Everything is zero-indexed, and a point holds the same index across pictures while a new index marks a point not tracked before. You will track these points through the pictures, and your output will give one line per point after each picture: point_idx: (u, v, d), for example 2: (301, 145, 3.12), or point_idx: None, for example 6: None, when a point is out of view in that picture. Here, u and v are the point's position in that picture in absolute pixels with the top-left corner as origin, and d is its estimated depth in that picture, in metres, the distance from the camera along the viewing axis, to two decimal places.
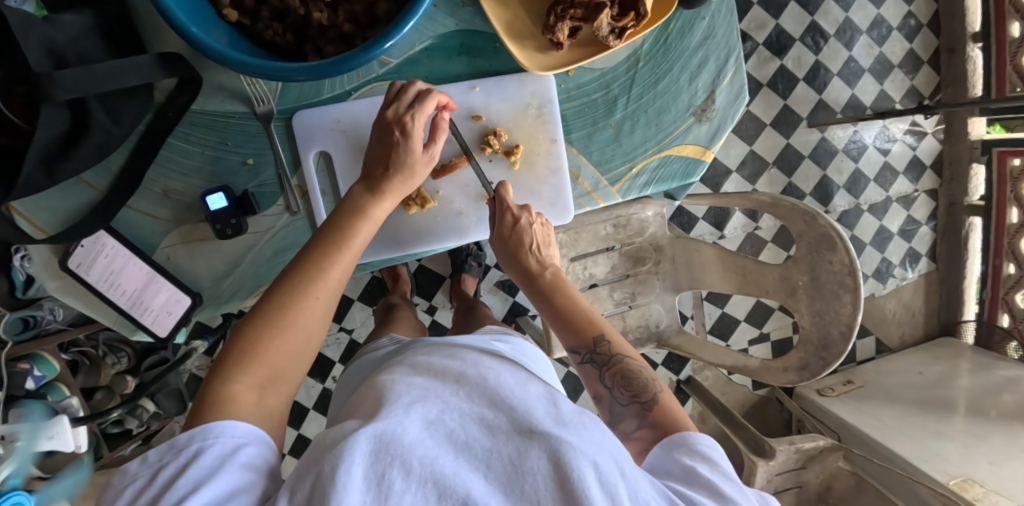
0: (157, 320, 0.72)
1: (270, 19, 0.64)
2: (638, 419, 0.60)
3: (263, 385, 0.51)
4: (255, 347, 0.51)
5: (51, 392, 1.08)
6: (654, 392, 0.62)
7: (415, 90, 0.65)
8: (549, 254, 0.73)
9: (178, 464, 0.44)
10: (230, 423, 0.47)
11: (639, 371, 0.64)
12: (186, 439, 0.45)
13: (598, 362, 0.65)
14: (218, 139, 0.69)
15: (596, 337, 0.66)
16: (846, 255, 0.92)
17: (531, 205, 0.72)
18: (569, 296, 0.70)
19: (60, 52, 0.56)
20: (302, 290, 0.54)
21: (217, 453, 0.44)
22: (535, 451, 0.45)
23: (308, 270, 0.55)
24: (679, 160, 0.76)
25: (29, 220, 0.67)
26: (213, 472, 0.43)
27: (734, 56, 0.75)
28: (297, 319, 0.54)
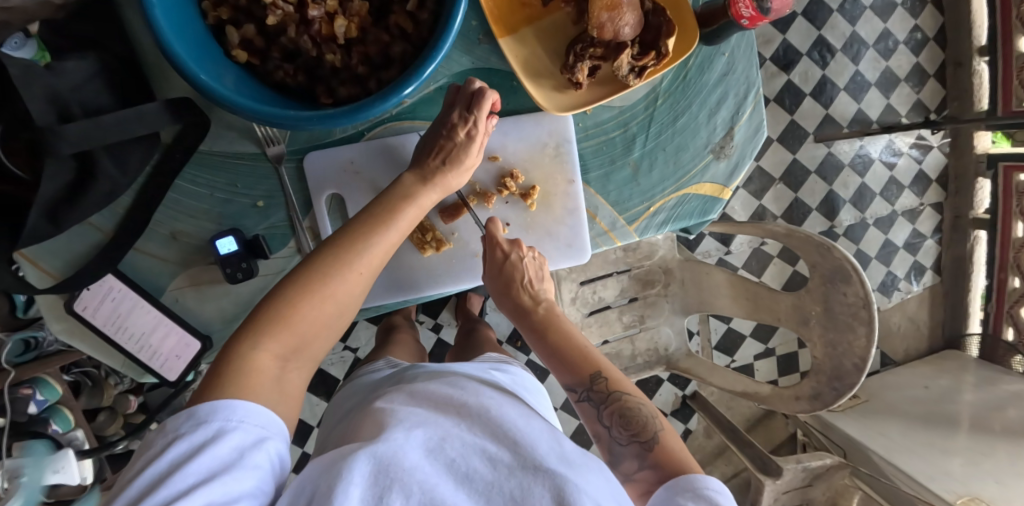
0: (166, 365, 0.69)
1: (281, 59, 0.61)
2: (638, 459, 0.58)
3: (287, 356, 0.52)
4: (287, 307, 0.52)
5: (54, 417, 1.05)
6: (654, 430, 0.60)
7: (470, 91, 0.65)
8: (541, 290, 0.73)
9: (193, 446, 0.43)
10: (252, 408, 0.46)
11: (638, 409, 0.63)
12: (208, 414, 0.45)
13: (596, 401, 0.64)
14: (227, 180, 0.67)
15: (593, 375, 0.65)
16: (861, 287, 0.91)
17: (520, 241, 0.72)
18: (565, 334, 0.69)
19: (64, 101, 0.54)
20: (337, 271, 0.55)
21: (238, 442, 0.44)
22: (539, 488, 0.45)
23: (343, 255, 0.56)
24: (697, 198, 0.74)
25: (35, 264, 0.65)
26: (229, 466, 0.43)
27: (753, 92, 0.73)
28: (331, 293, 0.54)
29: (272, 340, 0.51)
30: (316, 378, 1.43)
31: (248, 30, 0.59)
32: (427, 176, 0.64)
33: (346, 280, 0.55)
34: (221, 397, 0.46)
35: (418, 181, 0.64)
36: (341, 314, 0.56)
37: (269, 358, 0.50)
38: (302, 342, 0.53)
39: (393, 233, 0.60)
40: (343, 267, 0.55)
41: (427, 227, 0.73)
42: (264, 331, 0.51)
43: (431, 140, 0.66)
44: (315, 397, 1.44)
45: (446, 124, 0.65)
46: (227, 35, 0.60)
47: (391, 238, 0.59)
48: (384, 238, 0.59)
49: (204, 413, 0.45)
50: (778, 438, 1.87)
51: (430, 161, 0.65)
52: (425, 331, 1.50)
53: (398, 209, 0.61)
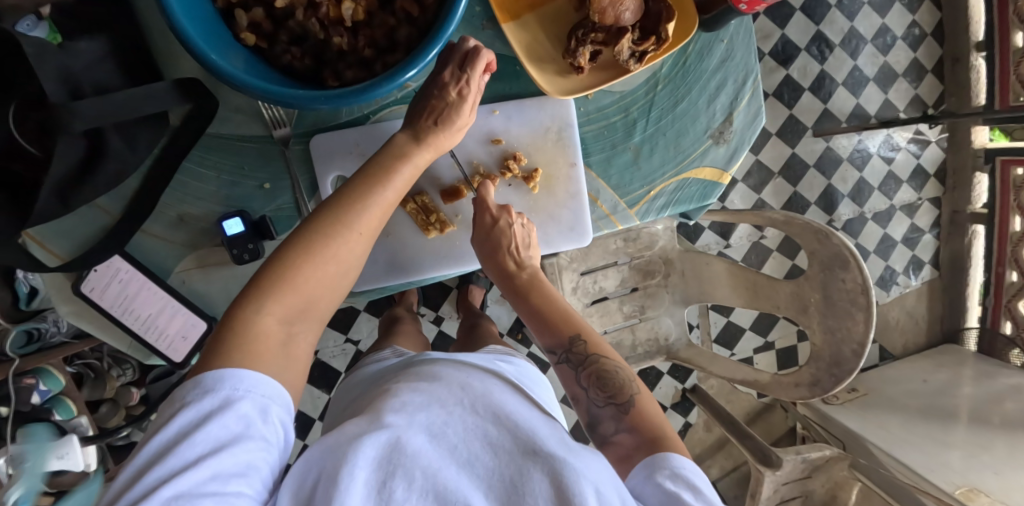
0: (173, 346, 0.70)
1: (289, 43, 0.62)
2: (615, 422, 0.60)
3: (291, 319, 0.51)
4: (288, 269, 0.52)
5: (57, 407, 1.06)
6: (631, 394, 0.61)
7: (463, 51, 0.64)
8: (529, 256, 0.73)
9: (202, 416, 0.44)
10: (259, 377, 0.47)
11: (615, 372, 0.63)
12: (216, 382, 0.46)
13: (574, 362, 0.65)
14: (233, 163, 0.68)
15: (572, 337, 0.66)
16: (859, 274, 0.92)
17: (509, 206, 0.72)
18: (547, 296, 0.71)
19: (75, 80, 0.55)
20: (337, 233, 0.54)
21: (243, 412, 0.45)
22: (537, 473, 0.45)
23: (341, 216, 0.55)
24: (697, 183, 0.76)
25: (42, 246, 0.66)
26: (236, 437, 0.44)
27: (752, 78, 0.74)
28: (332, 255, 0.53)
29: (275, 303, 0.50)
30: (318, 369, 1.44)
31: (256, 13, 0.61)
32: (420, 135, 0.63)
33: (345, 242, 0.54)
34: (231, 364, 0.47)
35: (411, 140, 0.62)
36: (343, 277, 0.55)
37: (274, 322, 0.50)
38: (306, 304, 0.52)
39: (389, 193, 0.58)
40: (344, 228, 0.54)
41: (430, 209, 0.74)
42: (266, 294, 0.50)
43: (428, 101, 0.65)
44: (317, 388, 1.45)
45: (438, 84, 0.65)
46: (236, 18, 0.61)
47: (388, 198, 0.58)
48: (382, 197, 0.58)
49: (211, 381, 0.46)
50: (778, 432, 1.88)
51: (424, 121, 0.64)
52: (426, 323, 1.51)
53: (393, 168, 0.60)
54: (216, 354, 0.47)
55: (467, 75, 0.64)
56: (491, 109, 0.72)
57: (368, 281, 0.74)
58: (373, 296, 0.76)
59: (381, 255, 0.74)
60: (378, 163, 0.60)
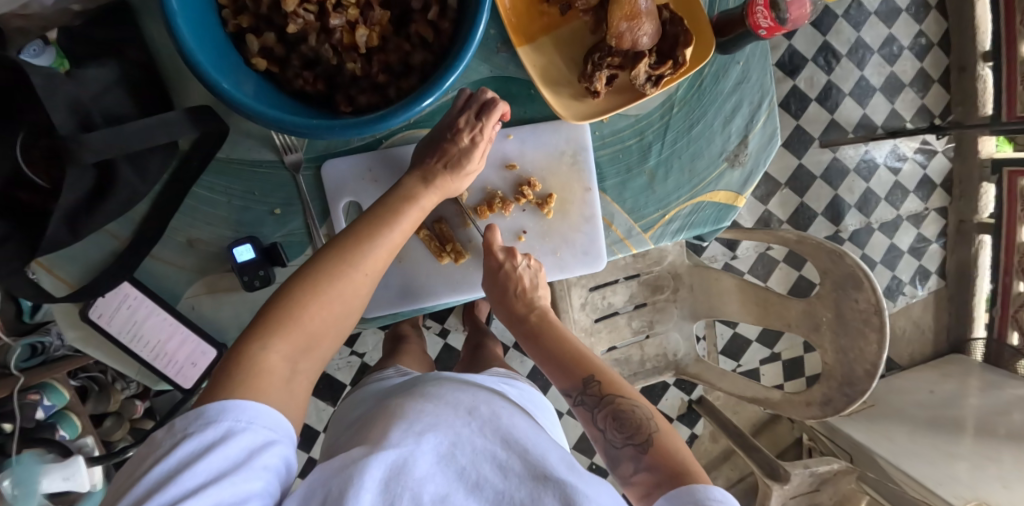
0: (181, 373, 0.69)
1: (300, 68, 0.61)
2: (634, 462, 0.59)
3: (297, 357, 0.51)
4: (294, 307, 0.52)
5: (62, 422, 1.05)
6: (649, 433, 0.60)
7: (481, 101, 0.66)
8: (538, 297, 0.73)
9: (202, 445, 0.43)
10: (258, 408, 0.46)
11: (633, 410, 0.62)
12: (217, 413, 0.44)
13: (590, 404, 0.64)
14: (244, 188, 0.67)
15: (586, 378, 0.65)
16: (872, 294, 0.91)
17: (514, 249, 0.71)
18: (558, 337, 0.70)
19: (85, 108, 0.54)
20: (342, 273, 0.55)
21: (246, 445, 0.44)
22: (548, 499, 0.45)
23: (348, 252, 0.56)
24: (712, 206, 0.74)
25: (51, 272, 0.65)
26: (236, 467, 0.42)
27: (768, 101, 0.73)
28: (336, 296, 0.54)
29: (280, 339, 0.51)
30: (323, 384, 1.43)
31: (268, 38, 0.60)
32: (429, 177, 0.65)
33: (352, 282, 0.56)
34: (235, 395, 0.46)
35: (420, 182, 0.64)
36: (348, 316, 0.56)
37: (278, 361, 0.50)
38: (311, 342, 0.52)
39: (396, 234, 0.60)
40: (351, 268, 0.55)
41: (446, 237, 0.73)
42: (271, 331, 0.51)
43: (439, 143, 0.66)
44: (323, 401, 1.44)
45: (452, 128, 0.66)
46: (247, 43, 0.60)
47: (393, 240, 0.60)
48: (387, 239, 0.59)
49: (213, 411, 0.44)
50: (784, 443, 1.87)
51: (432, 162, 0.66)
52: (432, 336, 1.50)
53: (399, 210, 0.62)
54: (220, 383, 0.47)
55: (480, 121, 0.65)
56: (506, 134, 0.71)
57: (379, 307, 0.73)
58: (383, 323, 0.74)
59: (391, 279, 0.73)
60: (391, 202, 0.62)
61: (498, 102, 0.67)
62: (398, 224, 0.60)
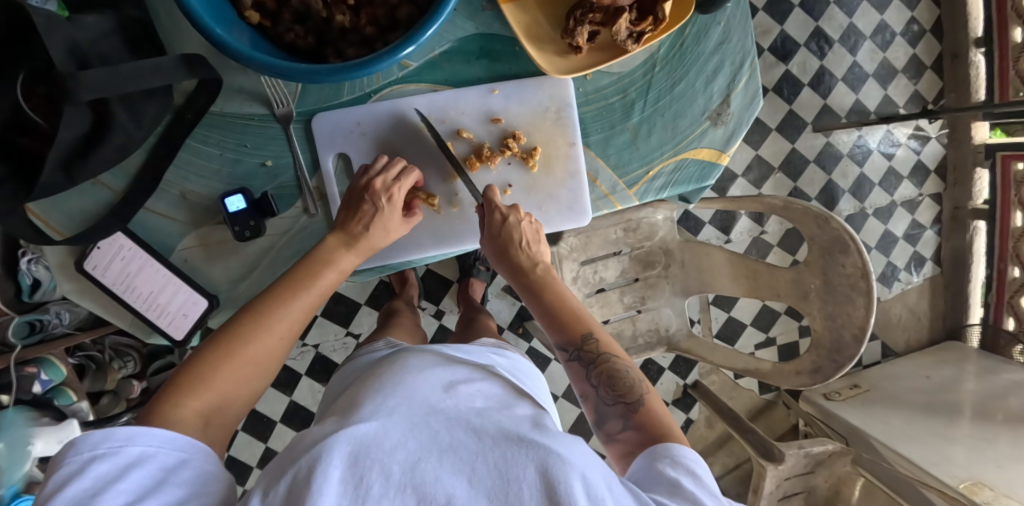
0: (174, 323, 0.71)
1: (292, 21, 0.64)
2: (623, 419, 0.60)
3: (210, 412, 0.52)
4: (208, 370, 0.54)
5: (57, 397, 1.06)
6: (640, 393, 0.61)
7: (396, 166, 0.70)
8: (540, 252, 0.72)
9: (116, 466, 0.44)
10: (173, 435, 0.48)
11: (625, 371, 0.64)
12: (126, 439, 0.45)
13: (585, 361, 0.65)
14: (237, 141, 0.69)
15: (583, 335, 0.66)
16: (859, 258, 0.93)
17: (519, 205, 0.72)
18: (558, 294, 0.69)
19: (83, 53, 0.56)
20: (255, 337, 0.56)
21: (159, 465, 0.45)
22: (524, 460, 0.45)
23: (256, 316, 0.57)
24: (695, 164, 0.76)
25: (44, 222, 0.67)
26: (155, 483, 0.44)
27: (749, 60, 0.75)
28: (249, 359, 0.55)
29: (191, 402, 0.51)
30: (319, 363, 1.44)
31: None
32: (350, 240, 0.66)
33: (263, 346, 0.57)
34: None
35: (341, 244, 0.65)
36: (259, 375, 0.57)
37: (193, 414, 0.51)
38: (224, 400, 0.54)
39: (313, 300, 0.61)
40: (262, 333, 0.57)
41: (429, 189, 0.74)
42: (183, 389, 0.52)
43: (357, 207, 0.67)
44: (318, 381, 1.45)
45: (369, 191, 0.68)
46: None
47: (308, 308, 0.61)
48: (304, 306, 0.60)
49: (120, 437, 0.45)
50: (781, 429, 1.87)
51: (354, 226, 0.67)
52: (427, 317, 1.52)
53: (317, 273, 0.62)
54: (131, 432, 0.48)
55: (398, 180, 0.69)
56: (490, 89, 0.72)
57: (368, 259, 0.75)
58: (372, 275, 0.77)
59: None
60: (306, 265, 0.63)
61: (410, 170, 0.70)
62: (315, 289, 0.61)
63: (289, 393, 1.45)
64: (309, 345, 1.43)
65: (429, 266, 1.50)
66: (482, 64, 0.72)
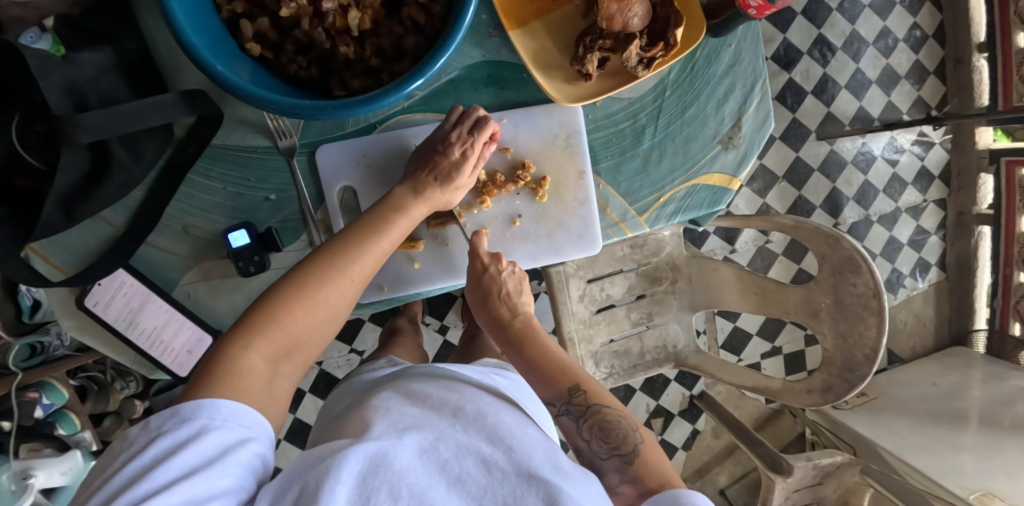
0: (177, 361, 0.70)
1: (294, 52, 0.62)
2: (619, 473, 0.56)
3: (278, 359, 0.51)
4: (281, 310, 0.52)
5: (61, 422, 1.05)
6: (634, 444, 0.58)
7: (474, 118, 0.67)
8: (523, 303, 0.74)
9: (174, 440, 0.42)
10: (244, 408, 0.46)
11: (617, 422, 0.60)
12: (192, 412, 0.44)
13: (574, 414, 0.62)
14: (240, 175, 0.67)
15: (571, 388, 0.63)
16: (871, 277, 0.92)
17: (500, 254, 0.72)
18: (539, 347, 0.69)
19: (81, 91, 0.54)
20: (330, 278, 0.55)
21: (221, 441, 0.43)
22: (532, 498, 0.43)
23: (334, 261, 0.56)
24: (707, 189, 0.75)
25: (45, 260, 0.65)
26: (211, 462, 0.41)
27: (760, 83, 0.73)
28: (322, 300, 0.54)
29: (264, 343, 0.50)
30: (323, 382, 1.42)
31: (262, 23, 0.60)
32: (419, 188, 0.66)
33: (339, 287, 0.56)
34: (217, 396, 0.45)
35: (410, 194, 0.65)
36: (331, 322, 0.56)
37: (260, 361, 0.49)
38: (294, 344, 0.52)
39: (384, 242, 0.61)
40: (337, 274, 0.56)
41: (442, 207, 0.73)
42: (254, 331, 0.50)
43: (431, 155, 0.67)
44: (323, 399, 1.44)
45: (444, 141, 0.66)
46: (241, 28, 0.60)
47: (382, 248, 0.60)
48: (375, 247, 0.60)
49: (189, 410, 0.44)
50: (787, 438, 1.86)
51: (423, 176, 0.67)
52: (431, 333, 1.50)
53: (387, 219, 0.62)
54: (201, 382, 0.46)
55: (472, 139, 0.67)
56: (500, 117, 0.71)
57: (376, 292, 0.74)
58: (380, 308, 0.76)
59: (387, 264, 0.73)
60: (377, 210, 0.63)
61: (490, 122, 0.68)
62: (385, 234, 0.61)
63: (292, 412, 1.44)
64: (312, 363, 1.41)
65: None
66: (490, 91, 0.70)
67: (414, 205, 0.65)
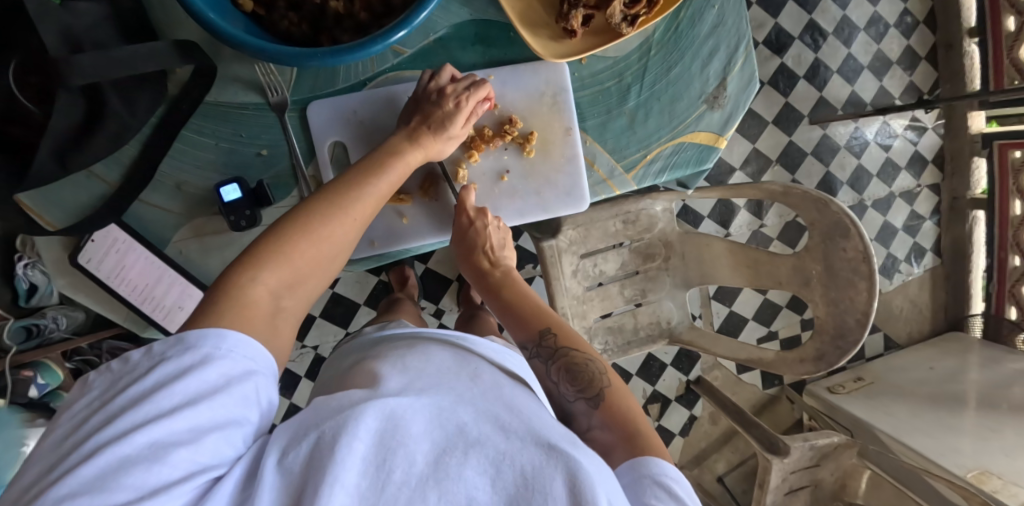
0: (169, 316, 0.72)
1: (286, 9, 0.64)
2: (587, 417, 0.57)
3: (282, 291, 0.51)
4: (286, 243, 0.52)
5: (55, 400, 1.06)
6: (600, 387, 0.59)
7: (471, 79, 0.69)
8: (504, 257, 0.76)
9: (177, 367, 0.42)
10: (245, 338, 0.45)
11: (586, 365, 0.61)
12: (196, 340, 0.43)
13: (544, 356, 0.63)
14: (232, 130, 0.69)
15: (542, 331, 0.65)
16: (860, 241, 0.93)
17: (486, 208, 0.73)
18: (518, 293, 0.71)
19: (75, 38, 0.55)
20: (334, 215, 0.56)
21: (223, 370, 0.43)
22: (552, 470, 0.41)
23: (336, 200, 0.57)
24: (692, 147, 0.76)
25: (38, 215, 0.66)
26: (214, 392, 0.42)
27: (744, 43, 0.75)
28: (326, 235, 0.55)
29: (268, 274, 0.50)
30: (319, 365, 1.43)
31: None
32: (414, 136, 0.67)
33: (342, 224, 0.56)
34: (215, 322, 0.45)
35: (404, 140, 0.66)
36: (333, 260, 0.56)
37: (265, 290, 0.49)
38: (298, 278, 0.52)
39: (381, 185, 0.61)
40: (341, 212, 0.56)
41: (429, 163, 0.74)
42: (261, 263, 0.50)
43: (424, 106, 0.68)
44: None
45: (439, 91, 0.67)
46: None
47: (380, 191, 0.61)
48: (374, 190, 0.60)
49: (193, 338, 0.43)
50: (785, 423, 1.86)
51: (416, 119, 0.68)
52: (427, 317, 1.51)
53: (386, 167, 0.63)
54: (207, 312, 0.46)
55: (469, 91, 0.68)
56: (487, 75, 0.72)
57: (365, 249, 0.75)
58: (370, 265, 0.77)
59: (377, 220, 0.74)
60: (376, 159, 0.64)
61: (484, 81, 0.70)
62: (384, 178, 0.62)
63: (289, 396, 1.44)
64: (308, 346, 1.41)
65: (427, 265, 1.49)
66: (478, 50, 0.72)
67: (408, 153, 0.66)
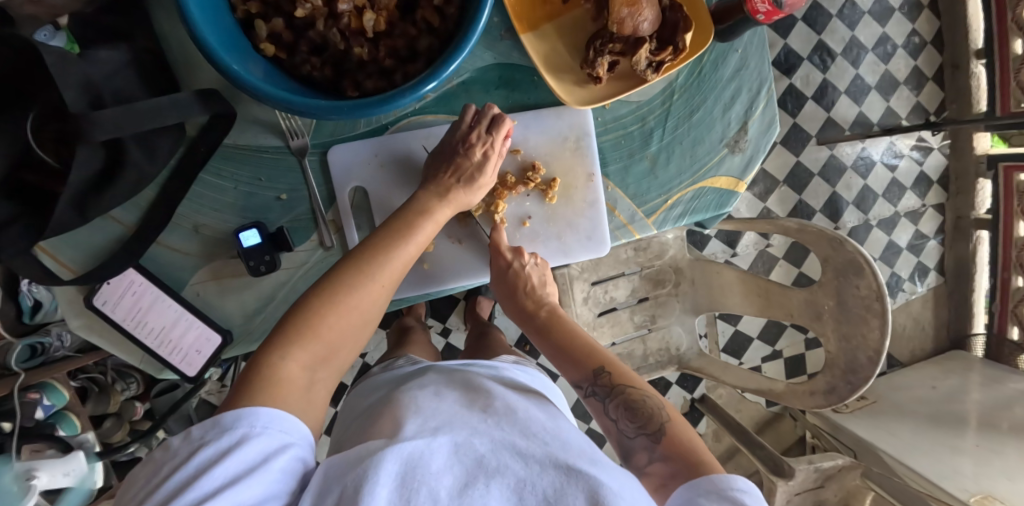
0: (185, 360, 0.69)
1: (308, 53, 0.62)
2: (648, 451, 0.57)
3: (315, 365, 0.51)
4: (315, 317, 0.53)
5: (61, 423, 1.03)
6: (661, 422, 0.59)
7: (490, 115, 0.68)
8: (546, 295, 0.75)
9: (217, 449, 0.42)
10: (280, 413, 0.45)
11: (643, 400, 0.61)
12: (233, 421, 0.43)
13: (601, 395, 0.63)
14: (251, 174, 0.68)
15: (597, 370, 0.64)
16: (874, 280, 0.92)
17: (521, 248, 0.73)
18: (567, 331, 0.70)
19: (96, 89, 0.54)
20: (360, 281, 0.56)
21: (260, 448, 0.42)
22: (573, 490, 0.42)
23: (361, 265, 0.57)
24: (713, 192, 0.75)
25: (54, 259, 0.66)
26: (253, 471, 0.41)
27: (766, 87, 0.74)
28: (356, 304, 0.55)
29: (302, 348, 0.51)
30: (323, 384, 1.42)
31: (276, 24, 0.61)
32: (443, 192, 0.67)
33: (370, 291, 0.56)
34: None
35: (434, 197, 0.66)
36: (363, 326, 0.56)
37: (298, 367, 0.50)
38: (329, 352, 0.52)
39: (412, 246, 0.62)
40: (367, 278, 0.56)
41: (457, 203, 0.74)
42: (292, 341, 0.51)
43: (449, 159, 0.68)
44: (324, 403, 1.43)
45: (464, 143, 0.67)
46: (256, 29, 0.61)
47: (410, 252, 0.61)
48: (404, 251, 0.61)
49: (230, 419, 0.44)
50: (787, 441, 1.87)
51: (444, 180, 0.68)
52: (434, 336, 1.50)
53: (415, 224, 0.63)
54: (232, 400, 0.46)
55: (490, 135, 0.68)
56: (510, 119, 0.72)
57: None
58: (389, 309, 0.76)
59: None
60: (405, 215, 0.64)
61: (506, 117, 0.69)
62: (414, 238, 0.62)
63: None
64: None
65: None
66: (501, 93, 0.71)
67: (439, 209, 0.66)
